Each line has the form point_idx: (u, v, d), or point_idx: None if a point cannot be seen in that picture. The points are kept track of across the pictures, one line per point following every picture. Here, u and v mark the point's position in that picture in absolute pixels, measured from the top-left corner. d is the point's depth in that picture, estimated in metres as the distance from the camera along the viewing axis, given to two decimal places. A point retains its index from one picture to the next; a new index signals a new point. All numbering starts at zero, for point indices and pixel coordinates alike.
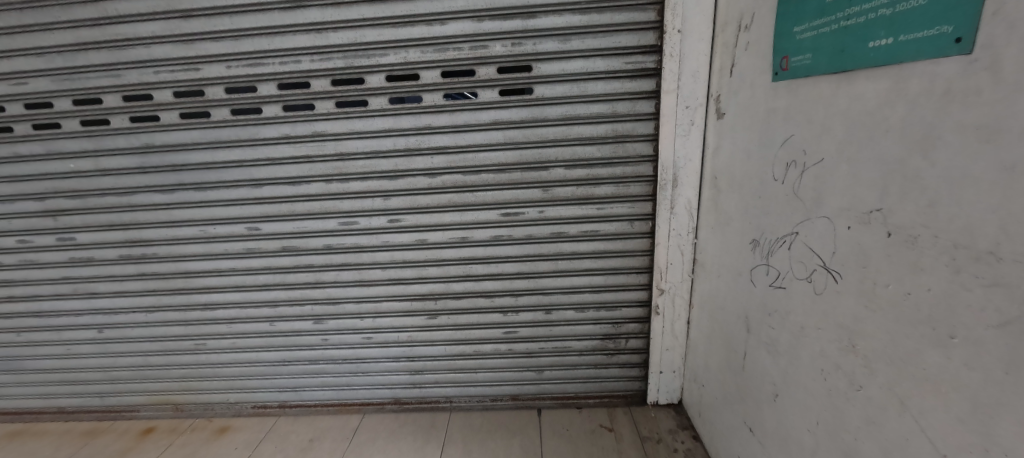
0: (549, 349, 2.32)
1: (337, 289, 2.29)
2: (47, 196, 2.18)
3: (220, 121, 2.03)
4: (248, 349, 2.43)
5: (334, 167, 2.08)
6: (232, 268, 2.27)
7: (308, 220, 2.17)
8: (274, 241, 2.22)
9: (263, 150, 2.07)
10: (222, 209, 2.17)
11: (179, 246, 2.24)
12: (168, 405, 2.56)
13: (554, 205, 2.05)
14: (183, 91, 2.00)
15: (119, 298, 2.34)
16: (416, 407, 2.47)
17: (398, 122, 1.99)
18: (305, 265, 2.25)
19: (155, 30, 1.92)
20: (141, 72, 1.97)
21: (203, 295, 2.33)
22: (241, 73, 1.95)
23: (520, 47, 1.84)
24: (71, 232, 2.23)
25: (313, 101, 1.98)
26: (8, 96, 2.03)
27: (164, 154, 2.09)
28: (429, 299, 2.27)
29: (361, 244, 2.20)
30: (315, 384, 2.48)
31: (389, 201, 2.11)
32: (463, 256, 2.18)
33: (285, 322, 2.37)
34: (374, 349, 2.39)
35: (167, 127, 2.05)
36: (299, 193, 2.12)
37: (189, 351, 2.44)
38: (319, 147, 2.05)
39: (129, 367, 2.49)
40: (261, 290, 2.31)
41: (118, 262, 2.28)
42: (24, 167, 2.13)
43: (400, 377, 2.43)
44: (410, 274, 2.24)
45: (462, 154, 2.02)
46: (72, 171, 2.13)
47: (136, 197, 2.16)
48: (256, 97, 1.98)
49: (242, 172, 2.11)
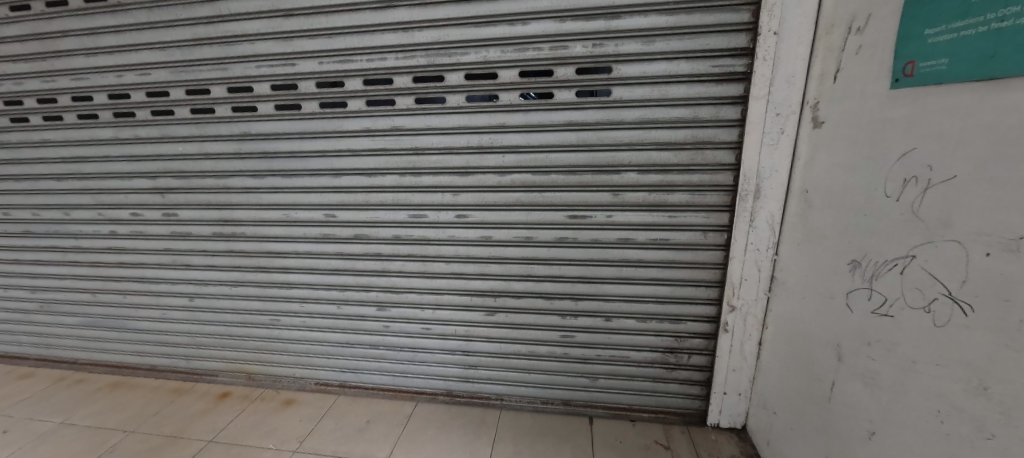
0: (605, 357, 2.27)
1: (403, 278, 2.38)
2: (158, 175, 2.43)
3: (309, 113, 2.17)
4: (316, 329, 2.57)
5: (408, 161, 2.15)
6: (308, 252, 2.42)
7: (380, 210, 2.27)
8: (348, 229, 2.34)
9: (345, 141, 2.19)
10: (304, 195, 2.32)
11: (264, 228, 2.42)
12: (244, 373, 2.76)
13: (622, 210, 2.00)
14: (279, 85, 2.16)
15: (209, 270, 2.57)
16: (467, 402, 2.52)
17: (472, 119, 2.03)
18: (373, 254, 2.36)
19: (259, 28, 2.09)
20: (245, 66, 2.15)
21: (281, 274, 2.50)
22: (331, 69, 2.07)
23: (601, 48, 1.82)
24: (174, 209, 2.48)
25: (394, 97, 2.07)
26: (134, 85, 2.29)
27: (258, 142, 2.27)
28: (489, 296, 2.30)
29: (428, 237, 2.27)
30: (373, 368, 2.59)
31: (458, 197, 2.16)
32: (525, 256, 2.19)
33: (351, 307, 2.49)
34: (432, 340, 2.46)
35: (263, 117, 2.22)
36: (374, 184, 2.23)
37: (265, 325, 2.62)
38: (395, 141, 2.14)
39: (213, 334, 2.72)
40: (333, 274, 2.45)
41: (212, 238, 2.50)
42: (142, 148, 2.39)
43: (454, 370, 2.49)
44: (471, 270, 2.28)
45: (533, 154, 2.02)
46: (180, 153, 2.36)
47: (231, 180, 2.36)
48: (343, 92, 2.10)
49: (324, 162, 2.24)
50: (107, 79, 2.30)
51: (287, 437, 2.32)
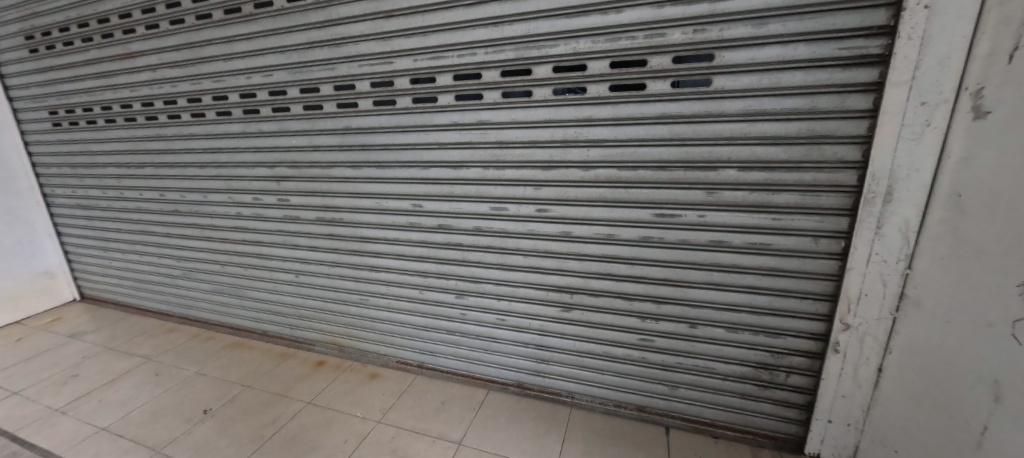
0: (687, 366, 2.13)
1: (482, 269, 2.44)
2: (274, 165, 2.73)
3: (403, 108, 2.30)
4: (399, 311, 2.74)
5: (492, 154, 2.19)
6: (396, 238, 2.59)
7: (463, 202, 2.34)
8: (433, 218, 2.45)
9: (434, 135, 2.28)
10: (395, 185, 2.47)
11: (360, 215, 2.62)
12: (337, 345, 2.99)
13: (718, 210, 1.86)
14: (378, 82, 2.32)
15: (313, 251, 2.83)
16: (537, 395, 2.53)
17: (559, 113, 2.00)
18: (455, 243, 2.45)
19: (362, 29, 2.26)
20: (349, 65, 2.34)
21: (372, 258, 2.69)
22: (424, 65, 2.18)
23: (702, 34, 1.69)
24: (286, 195, 2.77)
25: (481, 92, 2.12)
26: (259, 86, 2.59)
27: (358, 135, 2.46)
28: (565, 292, 2.27)
29: (508, 230, 2.29)
30: (449, 352, 2.70)
31: (540, 191, 2.15)
32: (606, 254, 2.12)
33: (432, 293, 2.61)
34: (506, 332, 2.49)
35: (363, 112, 2.40)
36: (459, 177, 2.30)
37: (355, 303, 2.84)
38: (481, 134, 2.18)
39: (314, 308, 2.96)
40: (418, 261, 2.58)
41: (315, 222, 2.76)
42: (263, 140, 2.70)
43: (526, 362, 2.50)
44: (549, 265, 2.26)
45: (620, 149, 1.94)
46: (293, 145, 2.64)
47: (333, 170, 2.59)
48: (434, 87, 2.20)
49: (414, 154, 2.36)
50: (238, 80, 2.63)
51: (372, 408, 2.51)
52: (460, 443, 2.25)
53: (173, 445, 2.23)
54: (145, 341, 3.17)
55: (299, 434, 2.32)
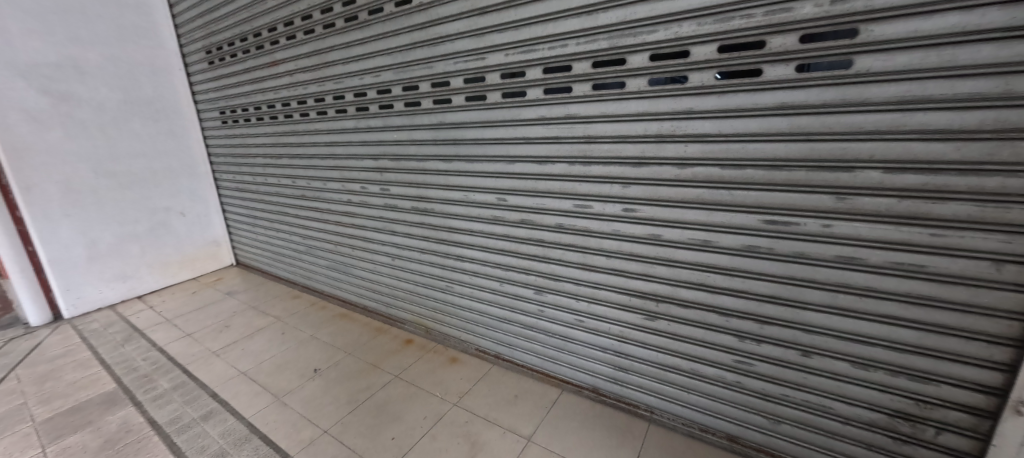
0: (796, 400, 1.85)
1: (562, 267, 2.39)
2: (378, 157, 2.98)
3: (493, 103, 2.37)
4: (480, 300, 2.82)
5: (579, 148, 2.14)
6: (481, 230, 2.66)
7: (548, 197, 2.33)
8: (517, 213, 2.47)
9: (521, 130, 2.31)
10: (483, 179, 2.54)
11: (449, 207, 2.75)
12: (423, 326, 3.20)
13: (850, 219, 1.61)
14: (470, 78, 2.41)
15: (407, 238, 3.04)
16: (614, 404, 2.41)
17: (654, 105, 1.90)
18: (537, 239, 2.44)
19: (459, 27, 2.36)
20: (446, 63, 2.47)
21: (458, 248, 2.81)
22: (516, 60, 2.22)
23: (843, 5, 1.47)
24: (387, 185, 3.01)
25: (571, 84, 2.09)
26: (370, 85, 2.85)
27: (450, 130, 2.58)
28: (651, 300, 2.13)
29: (592, 229, 2.22)
30: (526, 347, 2.70)
31: (628, 189, 2.05)
32: (698, 261, 1.95)
33: (512, 286, 2.64)
34: (584, 334, 2.42)
35: (456, 108, 2.51)
36: (545, 172, 2.29)
37: (442, 289, 2.99)
38: (569, 129, 2.15)
39: (407, 289, 3.19)
40: (500, 254, 2.62)
41: (410, 212, 2.95)
42: (371, 135, 2.97)
43: (604, 368, 2.39)
44: (634, 268, 2.14)
45: (722, 145, 1.77)
46: (394, 139, 2.85)
47: (428, 163, 2.74)
48: (524, 82, 2.23)
49: (502, 149, 2.41)
50: (353, 81, 2.92)
51: (449, 390, 2.64)
52: (529, 439, 2.26)
53: (288, 394, 2.61)
54: (277, 304, 3.75)
55: (387, 403, 2.54)
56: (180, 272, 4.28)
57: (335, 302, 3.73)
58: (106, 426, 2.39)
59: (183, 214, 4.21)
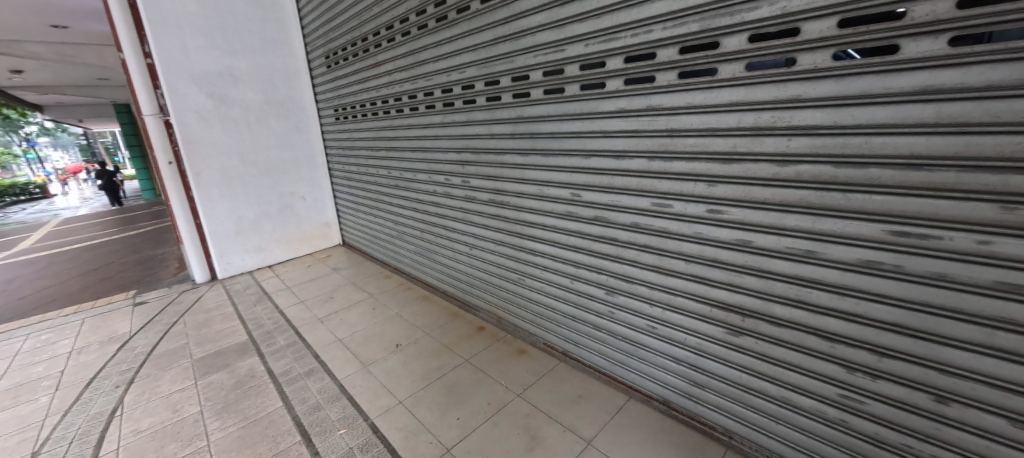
0: (917, 452, 1.65)
1: (635, 268, 2.28)
2: (460, 150, 3.12)
3: (570, 96, 2.32)
4: (550, 296, 2.81)
5: (660, 143, 2.03)
6: (553, 225, 2.64)
7: (623, 194, 2.23)
8: (590, 209, 2.41)
9: (599, 123, 2.24)
10: (558, 174, 2.51)
11: (524, 200, 2.77)
12: (495, 315, 3.31)
13: (1011, 235, 1.39)
14: (549, 71, 2.39)
15: (484, 229, 3.14)
16: (685, 421, 2.26)
17: (751, 93, 1.74)
18: (610, 238, 2.35)
19: (540, 20, 2.35)
20: (526, 57, 2.48)
21: (531, 242, 2.82)
22: (596, 50, 2.15)
23: None
24: (467, 178, 3.14)
25: (655, 73, 1.98)
26: (456, 82, 2.98)
27: (528, 124, 2.59)
28: (735, 313, 1.97)
29: (670, 230, 2.09)
30: (593, 348, 2.63)
31: (715, 188, 1.91)
32: (798, 275, 1.78)
33: (582, 284, 2.58)
34: (657, 342, 2.28)
35: (534, 101, 2.51)
36: (621, 167, 2.20)
37: (514, 280, 3.04)
38: (650, 122, 2.04)
39: (482, 278, 3.32)
40: (571, 250, 2.58)
41: (487, 203, 3.05)
42: (455, 129, 3.11)
43: (677, 381, 2.25)
44: (718, 276, 1.99)
45: (837, 136, 1.60)
46: (475, 133, 2.95)
47: (505, 156, 2.79)
48: (603, 72, 2.15)
49: (577, 142, 2.36)
50: (441, 79, 3.08)
51: (515, 381, 2.68)
52: (589, 442, 2.20)
53: (374, 364, 2.91)
54: (371, 281, 4.19)
55: (456, 385, 2.67)
56: (299, 248, 5.02)
57: (419, 284, 4.04)
58: (238, 369, 2.94)
59: (303, 198, 4.92)
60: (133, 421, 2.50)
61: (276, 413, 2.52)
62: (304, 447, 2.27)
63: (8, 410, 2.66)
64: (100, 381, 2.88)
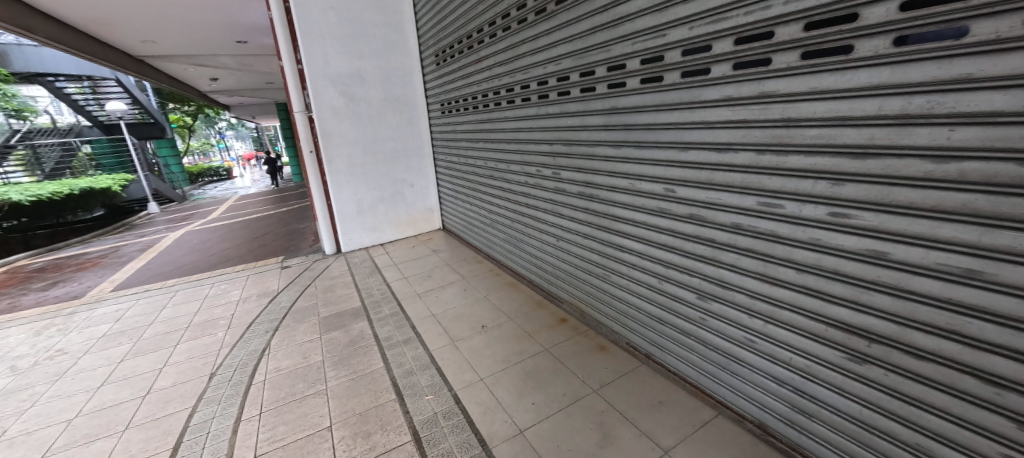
0: None
1: (733, 273, 2.07)
2: (553, 141, 3.13)
3: (669, 84, 2.16)
4: (637, 295, 2.68)
5: (773, 134, 1.78)
6: (644, 221, 2.51)
7: (723, 191, 2.02)
8: (684, 206, 2.23)
9: (700, 112, 2.05)
10: (650, 167, 2.37)
11: (614, 194, 2.67)
12: (579, 308, 3.28)
13: None
14: (648, 59, 2.26)
15: (572, 221, 3.13)
16: (784, 451, 2.01)
17: (898, 74, 1.45)
18: (706, 239, 2.15)
19: (641, 4, 2.22)
20: (624, 44, 2.37)
21: (619, 237, 2.72)
22: (701, 33, 1.97)
23: None
24: (558, 169, 3.14)
25: (770, 55, 1.74)
26: (552, 73, 2.98)
27: (622, 115, 2.48)
28: (858, 337, 1.68)
29: (779, 234, 1.84)
30: (681, 354, 2.46)
31: (840, 188, 1.63)
32: (949, 298, 1.47)
33: (672, 286, 2.41)
34: (755, 357, 2.05)
35: (629, 91, 2.39)
36: (723, 161, 1.99)
37: (600, 275, 2.98)
38: (762, 111, 1.80)
39: (568, 270, 3.31)
40: (662, 248, 2.43)
41: (576, 196, 3.02)
42: (549, 121, 3.13)
43: (780, 406, 2.00)
44: (839, 292, 1.71)
45: (1019, 126, 1.29)
46: (568, 125, 2.93)
47: (597, 148, 2.72)
48: (708, 57, 1.96)
49: (674, 134, 2.19)
50: (538, 71, 3.11)
51: (594, 376, 2.64)
52: (666, 452, 2.08)
53: (461, 341, 3.12)
54: (465, 265, 4.46)
55: (534, 371, 2.73)
56: (406, 230, 5.56)
57: (508, 271, 4.19)
58: (352, 330, 3.41)
59: (412, 185, 5.43)
60: (275, 361, 3.06)
61: (378, 371, 2.87)
62: (397, 404, 2.55)
63: (197, 339, 3.46)
64: (255, 326, 3.58)
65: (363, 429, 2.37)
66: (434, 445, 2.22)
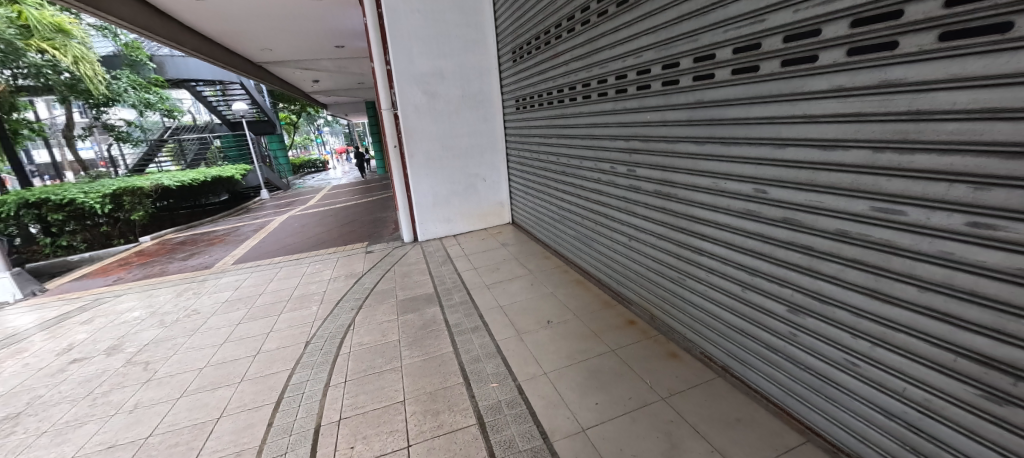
0: None
1: (833, 287, 1.85)
2: (630, 137, 3.03)
3: (766, 74, 1.96)
4: (717, 303, 2.50)
5: (897, 129, 1.55)
6: (727, 224, 2.32)
7: (827, 194, 1.81)
8: (778, 210, 2.02)
9: (803, 105, 1.83)
10: (737, 166, 2.18)
11: (695, 193, 2.51)
12: (649, 311, 3.16)
13: None
14: (742, 47, 2.07)
15: (646, 221, 3.00)
16: None
17: None
18: (803, 246, 1.95)
19: None
20: (713, 33, 2.20)
21: (698, 240, 2.56)
22: (808, 16, 1.76)
23: None
24: (634, 167, 3.03)
25: (898, 38, 1.51)
26: (632, 66, 2.88)
27: (708, 109, 2.30)
28: (999, 373, 1.42)
29: (897, 244, 1.60)
30: (765, 371, 2.27)
31: (982, 193, 1.40)
32: None
33: (758, 296, 2.22)
34: (858, 383, 1.82)
35: (718, 83, 2.22)
36: (828, 160, 1.78)
37: (674, 279, 2.83)
38: (884, 103, 1.56)
39: (639, 271, 3.19)
40: (747, 254, 2.24)
41: (653, 194, 2.88)
42: (627, 117, 3.02)
43: (889, 442, 1.77)
44: (974, 317, 1.46)
45: None
46: (647, 121, 2.81)
47: (678, 145, 2.56)
48: (817, 43, 1.76)
49: (769, 129, 1.99)
50: (618, 65, 3.02)
51: (663, 383, 2.53)
52: None
53: (527, 334, 3.15)
54: (533, 259, 4.50)
55: (599, 372, 2.67)
56: (477, 223, 5.72)
57: (575, 269, 4.14)
58: (425, 314, 3.61)
59: (485, 179, 5.57)
60: (358, 336, 3.35)
61: (447, 355, 3.01)
62: (464, 388, 2.65)
63: (295, 310, 3.90)
64: (342, 303, 3.94)
65: (432, 407, 2.50)
66: (497, 431, 2.28)
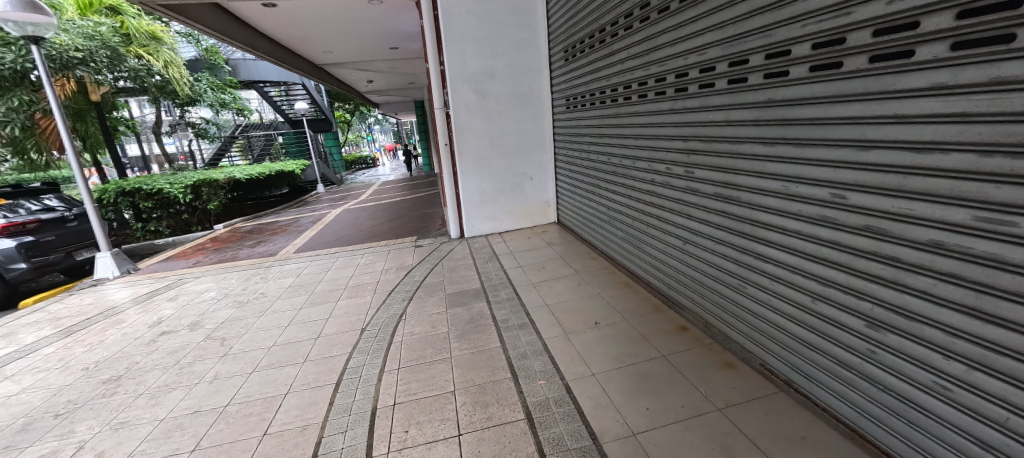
0: None
1: (921, 302, 1.69)
2: (689, 137, 2.91)
3: (851, 71, 1.82)
4: (782, 314, 2.36)
5: (1008, 131, 1.40)
6: (797, 231, 2.18)
7: (919, 200, 1.65)
8: (859, 216, 1.87)
9: (892, 104, 1.69)
10: (811, 169, 2.05)
11: (760, 197, 2.38)
12: (703, 318, 3.04)
13: None
14: (823, 42, 1.92)
15: (703, 224, 2.88)
16: None
17: None
18: (886, 256, 1.78)
19: None
20: (790, 28, 2.06)
21: (762, 246, 2.42)
22: (903, 7, 1.60)
23: None
24: (693, 168, 2.91)
25: (1016, 29, 1.35)
26: (694, 64, 2.77)
27: (780, 108, 2.16)
28: None
29: (1003, 258, 1.45)
30: (837, 389, 2.12)
31: None
32: None
33: (829, 308, 2.08)
34: (949, 410, 1.66)
35: (792, 81, 2.08)
36: (920, 164, 1.63)
37: (734, 286, 2.70)
38: (992, 102, 1.42)
39: (694, 277, 3.07)
40: (819, 263, 2.09)
41: (712, 197, 2.76)
42: (686, 116, 2.92)
43: None
44: None
45: None
46: (709, 120, 2.68)
47: (743, 146, 2.43)
48: (914, 36, 1.59)
49: (851, 130, 1.85)
50: (679, 62, 2.91)
51: (718, 393, 2.41)
52: None
53: (574, 334, 3.13)
54: (580, 259, 4.46)
55: (649, 377, 2.60)
56: (523, 221, 5.72)
57: (623, 270, 4.07)
58: (473, 308, 3.68)
59: (532, 178, 5.57)
60: (409, 326, 3.47)
61: (494, 349, 3.06)
62: (512, 383, 2.68)
63: (351, 298, 4.11)
64: (394, 294, 4.10)
65: (481, 399, 2.55)
66: (546, 428, 2.29)
